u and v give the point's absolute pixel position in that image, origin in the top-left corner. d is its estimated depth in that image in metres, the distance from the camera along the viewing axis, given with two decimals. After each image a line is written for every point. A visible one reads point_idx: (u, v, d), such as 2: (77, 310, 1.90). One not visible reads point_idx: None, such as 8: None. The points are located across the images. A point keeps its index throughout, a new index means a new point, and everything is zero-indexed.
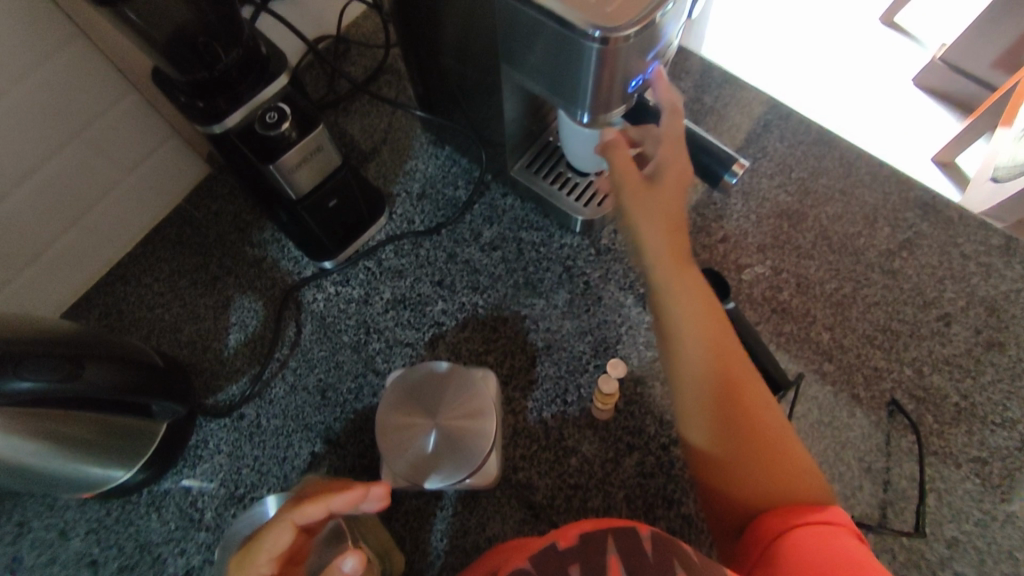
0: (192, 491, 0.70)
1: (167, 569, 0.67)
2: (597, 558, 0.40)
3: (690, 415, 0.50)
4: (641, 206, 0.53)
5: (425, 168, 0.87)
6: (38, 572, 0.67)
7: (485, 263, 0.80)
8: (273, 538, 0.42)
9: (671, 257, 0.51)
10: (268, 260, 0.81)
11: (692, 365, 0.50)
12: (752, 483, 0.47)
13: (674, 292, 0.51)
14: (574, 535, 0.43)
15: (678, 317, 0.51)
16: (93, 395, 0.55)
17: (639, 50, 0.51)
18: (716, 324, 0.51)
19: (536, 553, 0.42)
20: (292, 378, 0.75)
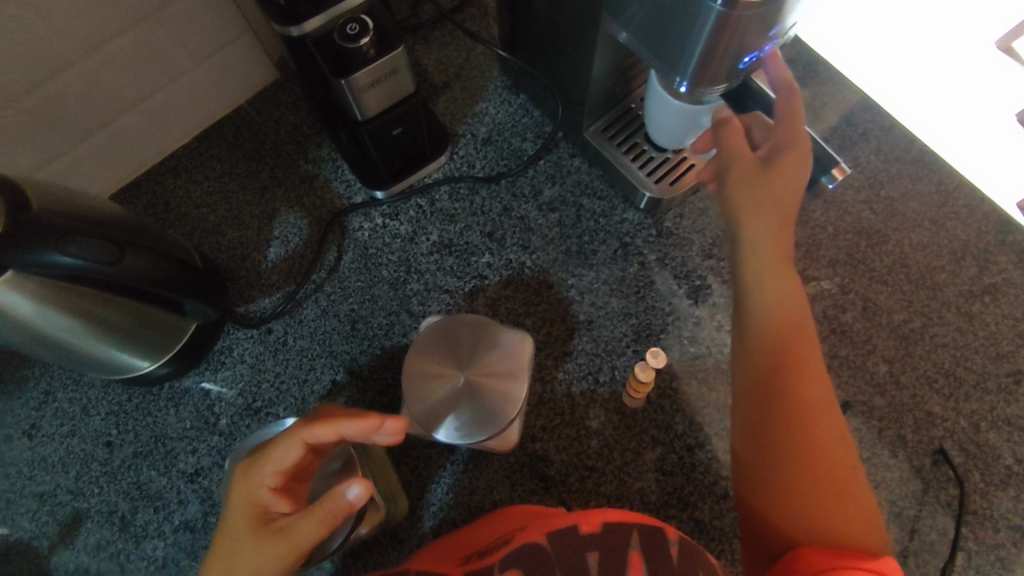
0: (211, 395, 0.70)
1: (176, 465, 0.67)
2: (620, 551, 0.40)
3: (747, 419, 0.51)
4: (746, 200, 0.52)
5: (495, 113, 0.83)
6: (56, 442, 0.67)
7: (540, 222, 0.77)
8: (279, 452, 0.41)
9: (770, 260, 0.52)
10: (320, 178, 0.79)
11: (762, 370, 0.51)
12: (799, 508, 0.46)
13: (762, 294, 0.52)
14: (597, 521, 0.42)
15: (763, 320, 0.52)
16: (127, 283, 0.54)
17: (760, 24, 0.46)
18: (801, 342, 0.51)
19: (555, 533, 0.42)
20: (326, 303, 0.73)
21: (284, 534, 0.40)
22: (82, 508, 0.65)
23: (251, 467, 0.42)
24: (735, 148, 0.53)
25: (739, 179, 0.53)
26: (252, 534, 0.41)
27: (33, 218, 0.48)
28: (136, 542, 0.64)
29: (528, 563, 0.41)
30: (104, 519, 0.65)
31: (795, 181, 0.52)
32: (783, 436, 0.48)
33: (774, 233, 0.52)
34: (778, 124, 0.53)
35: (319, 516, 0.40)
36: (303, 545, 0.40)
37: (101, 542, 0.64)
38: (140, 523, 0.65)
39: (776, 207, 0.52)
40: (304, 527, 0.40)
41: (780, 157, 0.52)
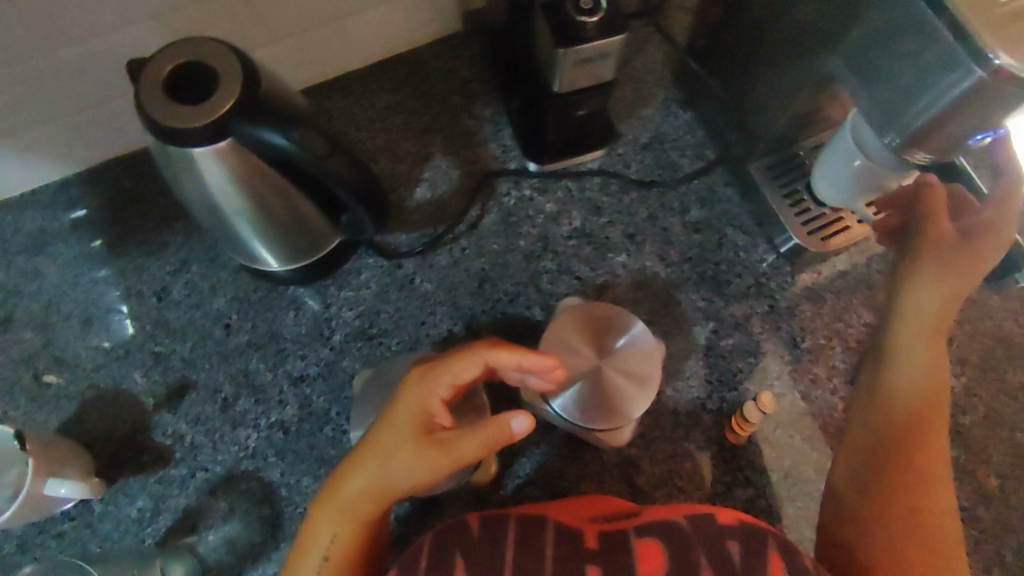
0: (331, 309, 0.71)
1: (284, 365, 0.68)
2: (759, 549, 0.42)
3: (859, 470, 0.52)
4: (930, 264, 0.53)
5: (660, 123, 0.83)
6: (182, 310, 0.69)
7: (681, 238, 0.77)
8: (462, 365, 0.46)
9: (927, 328, 0.53)
10: (480, 136, 0.80)
11: (887, 427, 0.53)
12: (895, 557, 0.49)
13: (909, 360, 0.53)
14: (735, 517, 0.45)
15: (899, 384, 0.53)
16: (325, 180, 0.57)
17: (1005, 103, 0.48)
18: (933, 418, 0.52)
19: (694, 516, 0.45)
20: (459, 255, 0.74)
21: (448, 443, 0.45)
22: (190, 379, 0.66)
23: (427, 374, 0.46)
24: (932, 212, 0.54)
25: (929, 243, 0.54)
26: (415, 435, 0.45)
27: (256, 101, 0.51)
28: (231, 427, 0.65)
29: (669, 536, 0.43)
30: (206, 396, 0.66)
31: (986, 259, 0.52)
32: (895, 494, 0.50)
33: (941, 305, 0.53)
34: (988, 203, 0.53)
35: (485, 435, 0.45)
36: (462, 457, 0.45)
37: (198, 416, 0.65)
38: (239, 410, 0.66)
39: (953, 282, 0.52)
40: (470, 440, 0.45)
41: (978, 231, 0.52)
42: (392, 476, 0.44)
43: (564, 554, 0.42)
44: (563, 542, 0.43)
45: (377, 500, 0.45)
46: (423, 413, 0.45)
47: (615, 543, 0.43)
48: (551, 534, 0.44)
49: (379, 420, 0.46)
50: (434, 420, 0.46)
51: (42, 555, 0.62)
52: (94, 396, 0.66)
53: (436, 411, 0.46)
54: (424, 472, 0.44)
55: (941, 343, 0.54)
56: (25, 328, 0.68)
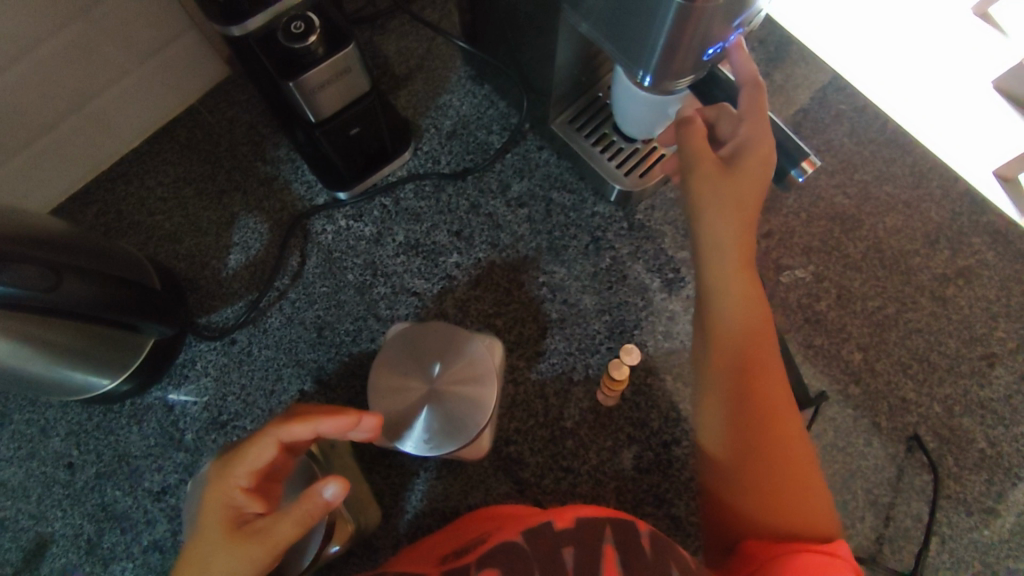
0: (175, 409, 0.68)
1: (142, 484, 0.65)
2: (594, 544, 0.43)
3: (719, 419, 0.50)
4: (708, 199, 0.51)
5: (459, 106, 0.80)
6: (17, 464, 0.65)
7: (509, 219, 0.75)
8: (256, 448, 0.44)
9: (730, 264, 0.51)
10: (280, 179, 0.76)
11: (724, 367, 0.51)
12: (764, 495, 0.48)
13: (726, 301, 0.52)
14: (572, 519, 0.46)
15: (724, 327, 0.52)
16: (74, 309, 0.52)
17: (725, 12, 0.44)
18: (766, 354, 0.51)
19: (533, 530, 0.45)
20: (290, 311, 0.71)
21: (259, 533, 0.43)
22: (47, 532, 0.64)
23: (224, 467, 0.44)
24: (697, 145, 0.51)
25: (701, 178, 0.51)
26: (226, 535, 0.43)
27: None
28: (104, 565, 0.63)
29: (507, 560, 0.43)
30: (69, 543, 0.64)
31: (757, 182, 0.51)
32: (747, 435, 0.49)
33: (738, 230, 0.51)
34: (745, 120, 0.51)
35: (295, 513, 0.43)
36: (277, 543, 0.43)
37: (67, 566, 0.63)
38: (107, 546, 0.63)
39: (739, 207, 0.50)
40: (281, 523, 0.43)
41: (743, 158, 0.51)
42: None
43: None
44: None
45: None
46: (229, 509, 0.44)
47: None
48: None
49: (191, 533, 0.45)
50: (244, 512, 0.44)
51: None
52: None
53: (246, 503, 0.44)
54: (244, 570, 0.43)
55: (752, 272, 0.52)
56: None
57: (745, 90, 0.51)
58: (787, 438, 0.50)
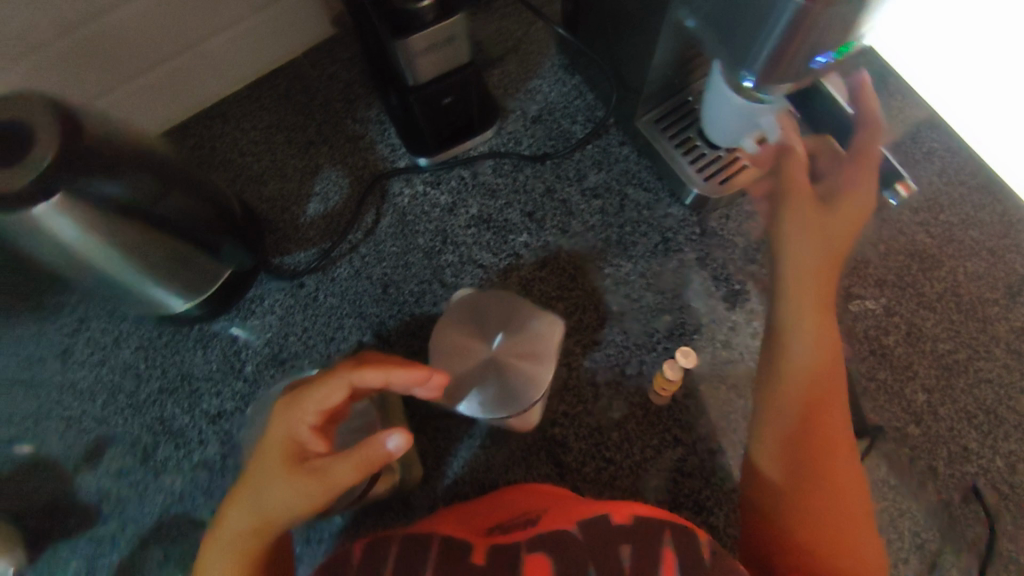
0: (239, 340, 0.70)
1: (199, 405, 0.68)
2: (652, 546, 0.43)
3: (779, 443, 0.50)
4: (795, 230, 0.50)
5: (548, 92, 0.81)
6: (88, 368, 0.69)
7: (582, 208, 0.76)
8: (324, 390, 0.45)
9: (808, 291, 0.50)
10: (366, 139, 0.78)
11: (795, 389, 0.50)
12: (812, 526, 0.47)
13: (795, 323, 0.51)
14: (629, 514, 0.46)
15: (792, 347, 0.51)
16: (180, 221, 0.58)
17: (842, 26, 0.42)
18: (822, 386, 0.50)
19: (587, 521, 0.46)
20: (359, 264, 0.73)
21: (319, 472, 0.44)
22: (107, 436, 0.67)
23: (293, 402, 0.46)
24: (794, 173, 0.51)
25: (791, 207, 0.51)
26: (287, 466, 0.45)
27: (86, 149, 0.48)
28: (155, 476, 0.66)
29: (557, 547, 0.43)
30: (126, 448, 0.67)
31: (850, 223, 0.49)
32: (805, 463, 0.49)
33: (817, 267, 0.49)
34: (850, 161, 0.50)
35: (355, 458, 0.44)
36: (334, 484, 0.44)
37: (120, 471, 0.66)
38: (161, 457, 0.66)
39: (819, 247, 0.49)
40: (340, 464, 0.44)
41: (841, 198, 0.49)
42: (274, 504, 0.45)
43: None
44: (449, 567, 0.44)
45: (262, 536, 0.46)
46: (293, 441, 0.45)
47: (502, 560, 0.44)
48: (439, 561, 0.45)
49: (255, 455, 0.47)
50: (307, 449, 0.46)
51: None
52: (8, 475, 0.65)
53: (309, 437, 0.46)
54: (299, 503, 0.44)
55: (830, 298, 0.51)
56: None
57: (861, 129, 0.51)
58: (835, 480, 0.48)
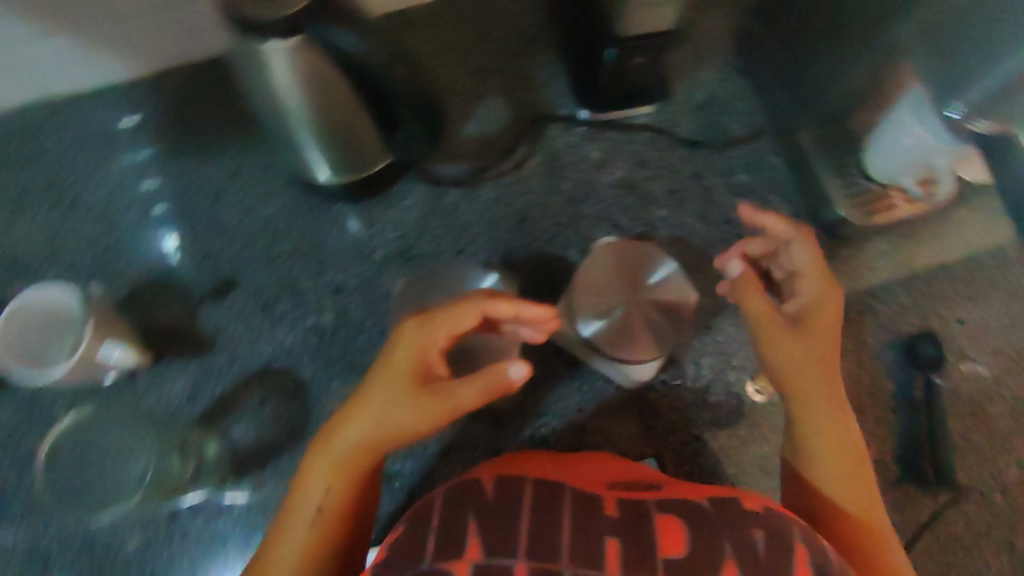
0: (375, 227, 0.73)
1: (326, 274, 0.71)
2: (784, 538, 0.45)
3: (819, 460, 0.51)
4: (777, 349, 0.53)
5: (713, 85, 0.82)
6: (235, 212, 0.74)
7: (724, 201, 0.77)
8: (456, 316, 0.50)
9: (810, 362, 0.52)
10: (534, 80, 0.81)
11: (818, 418, 0.52)
12: (854, 535, 0.50)
13: (807, 375, 0.52)
14: (762, 504, 0.47)
15: (807, 389, 0.52)
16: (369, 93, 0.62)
17: None
18: (835, 421, 0.52)
19: (718, 500, 0.48)
20: (503, 190, 0.76)
21: (444, 391, 0.47)
22: (236, 276, 0.71)
23: (424, 324, 0.49)
24: (756, 307, 0.54)
25: (765, 330, 0.54)
26: (411, 385, 0.47)
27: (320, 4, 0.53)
28: (270, 325, 0.69)
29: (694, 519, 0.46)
30: (251, 293, 0.71)
31: (829, 329, 0.53)
32: (839, 477, 0.51)
33: (807, 359, 0.52)
34: (802, 277, 0.55)
35: (480, 384, 0.47)
36: (456, 406, 0.47)
37: (241, 311, 0.70)
38: (280, 310, 0.70)
39: (805, 346, 0.52)
40: (464, 388, 0.47)
41: (810, 315, 0.53)
42: (393, 421, 0.47)
43: (586, 524, 0.45)
44: (583, 510, 0.47)
45: (370, 451, 0.48)
46: (419, 362, 0.48)
47: (633, 513, 0.47)
48: (572, 503, 0.47)
49: (373, 372, 0.49)
50: (430, 370, 0.49)
51: (84, 416, 0.66)
52: (146, 283, 0.71)
53: (434, 360, 0.49)
54: (420, 422, 0.47)
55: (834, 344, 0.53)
56: (89, 215, 0.73)
57: (794, 242, 0.55)
58: (849, 494, 0.51)
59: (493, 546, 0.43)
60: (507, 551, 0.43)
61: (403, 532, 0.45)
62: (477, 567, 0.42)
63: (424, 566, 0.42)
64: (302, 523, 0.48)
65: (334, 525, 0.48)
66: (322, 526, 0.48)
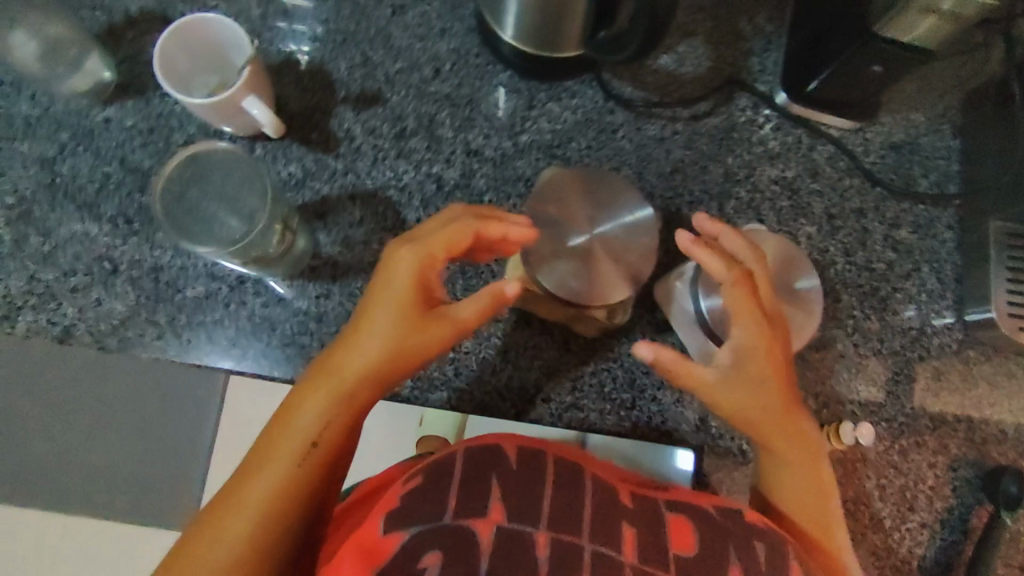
0: (533, 111, 0.71)
1: (467, 133, 0.69)
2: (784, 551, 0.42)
3: (781, 471, 0.49)
4: (731, 400, 0.48)
5: (924, 130, 0.73)
6: (406, 33, 0.71)
7: (875, 248, 0.71)
8: (454, 233, 0.45)
9: (766, 396, 0.48)
10: (746, 42, 0.75)
11: (771, 438, 0.49)
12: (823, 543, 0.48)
13: (756, 404, 0.48)
14: (761, 517, 0.44)
15: (754, 422, 0.48)
16: None
17: None
18: (787, 436, 0.49)
19: (723, 507, 0.44)
20: (668, 135, 0.72)
21: (445, 311, 0.44)
22: (384, 95, 0.69)
23: (417, 242, 0.44)
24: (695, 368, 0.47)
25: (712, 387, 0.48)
26: (419, 308, 0.43)
27: None
28: (395, 155, 0.68)
29: (702, 521, 0.42)
30: (389, 116, 0.69)
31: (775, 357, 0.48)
32: (800, 488, 0.49)
33: (748, 408, 0.48)
34: (738, 323, 0.48)
35: (481, 300, 0.45)
36: (455, 326, 0.44)
37: (373, 129, 0.68)
38: (410, 146, 0.68)
39: (735, 396, 0.47)
40: (467, 305, 0.44)
41: (747, 358, 0.48)
42: (403, 350, 0.43)
43: (602, 507, 0.41)
44: (602, 495, 0.42)
45: (366, 387, 0.43)
46: (425, 284, 0.44)
47: (645, 508, 0.42)
48: (588, 485, 0.43)
49: (363, 308, 0.44)
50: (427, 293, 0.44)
51: (181, 166, 0.62)
52: (299, 61, 0.70)
53: (437, 278, 0.45)
54: (420, 345, 0.43)
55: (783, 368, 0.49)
56: None
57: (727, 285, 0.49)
58: (790, 503, 0.49)
59: (514, 513, 0.39)
60: (531, 519, 0.39)
61: (420, 484, 0.40)
62: (497, 533, 0.38)
63: (444, 522, 0.38)
64: (276, 476, 0.40)
65: (324, 470, 0.41)
66: (312, 471, 0.41)
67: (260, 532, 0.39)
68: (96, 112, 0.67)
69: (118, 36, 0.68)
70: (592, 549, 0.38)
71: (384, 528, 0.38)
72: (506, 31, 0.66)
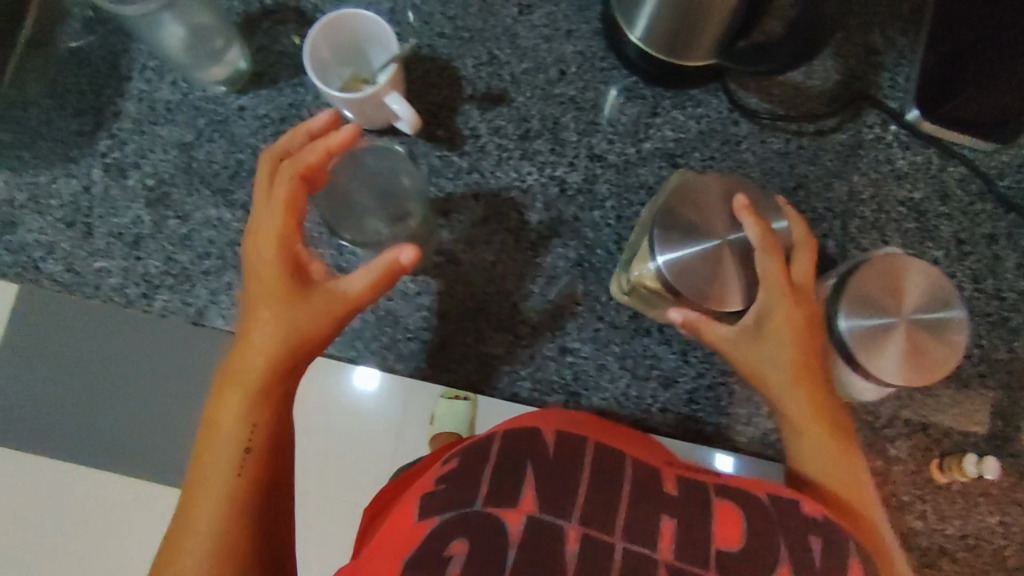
0: (656, 118, 0.70)
1: (590, 138, 0.69)
2: (839, 545, 0.42)
3: (809, 441, 0.51)
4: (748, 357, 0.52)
5: None
6: (532, 34, 0.71)
7: (1006, 276, 0.68)
8: (270, 210, 0.46)
9: (785, 356, 0.51)
10: (879, 55, 0.72)
11: (793, 400, 0.51)
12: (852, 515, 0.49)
13: (774, 362, 0.51)
14: (819, 510, 0.44)
15: (771, 380, 0.51)
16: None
17: None
18: (808, 397, 0.51)
19: (775, 497, 0.44)
20: (792, 149, 0.70)
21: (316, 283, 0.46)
22: (509, 95, 0.69)
23: (255, 228, 0.47)
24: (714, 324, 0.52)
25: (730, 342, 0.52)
26: (288, 286, 0.45)
27: None
28: (519, 156, 0.68)
29: (750, 510, 0.43)
30: (514, 117, 0.69)
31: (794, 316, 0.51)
32: (830, 462, 0.50)
33: (766, 365, 0.51)
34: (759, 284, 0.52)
35: (366, 270, 0.46)
36: (342, 296, 0.46)
37: (497, 129, 0.68)
38: (533, 148, 0.68)
39: (744, 350, 0.52)
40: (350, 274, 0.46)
41: (768, 317, 0.51)
42: (295, 329, 0.45)
43: (641, 499, 0.42)
44: (642, 483, 0.43)
45: (277, 368, 0.45)
46: (291, 258, 0.46)
47: (690, 497, 0.43)
48: (628, 476, 0.44)
49: (245, 309, 0.47)
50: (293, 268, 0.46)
51: None
52: (427, 57, 0.70)
53: (300, 247, 0.47)
54: (307, 318, 0.45)
55: (804, 329, 0.51)
56: None
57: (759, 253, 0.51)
58: (819, 470, 0.51)
59: (546, 504, 0.40)
60: (564, 511, 0.40)
61: (456, 470, 0.43)
62: (528, 522, 0.40)
63: (473, 510, 0.40)
64: (224, 481, 0.44)
65: (264, 466, 0.45)
66: (254, 461, 0.45)
67: (223, 528, 0.43)
68: (232, 100, 0.68)
69: (253, 26, 0.70)
70: (623, 546, 0.40)
71: (419, 514, 0.41)
72: (637, 39, 0.65)
